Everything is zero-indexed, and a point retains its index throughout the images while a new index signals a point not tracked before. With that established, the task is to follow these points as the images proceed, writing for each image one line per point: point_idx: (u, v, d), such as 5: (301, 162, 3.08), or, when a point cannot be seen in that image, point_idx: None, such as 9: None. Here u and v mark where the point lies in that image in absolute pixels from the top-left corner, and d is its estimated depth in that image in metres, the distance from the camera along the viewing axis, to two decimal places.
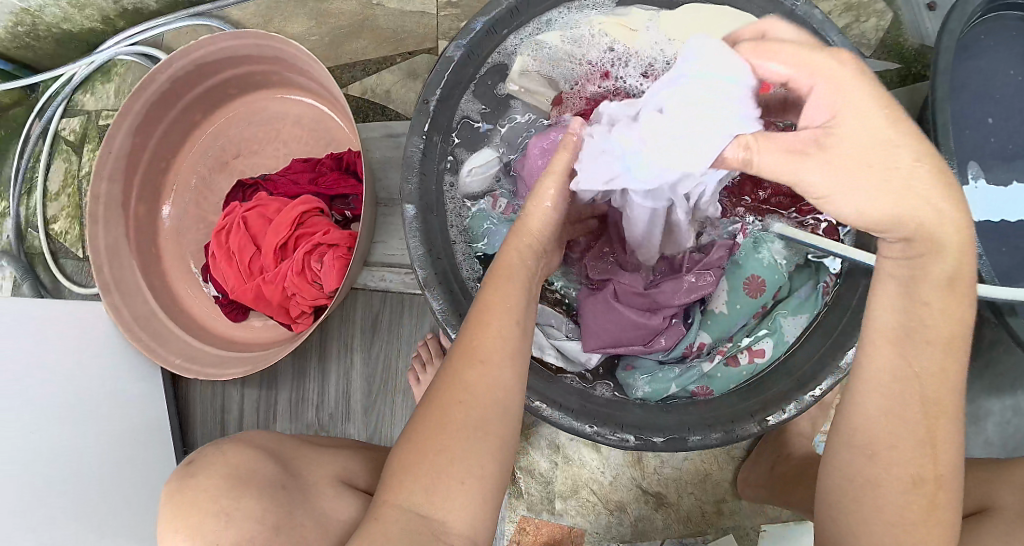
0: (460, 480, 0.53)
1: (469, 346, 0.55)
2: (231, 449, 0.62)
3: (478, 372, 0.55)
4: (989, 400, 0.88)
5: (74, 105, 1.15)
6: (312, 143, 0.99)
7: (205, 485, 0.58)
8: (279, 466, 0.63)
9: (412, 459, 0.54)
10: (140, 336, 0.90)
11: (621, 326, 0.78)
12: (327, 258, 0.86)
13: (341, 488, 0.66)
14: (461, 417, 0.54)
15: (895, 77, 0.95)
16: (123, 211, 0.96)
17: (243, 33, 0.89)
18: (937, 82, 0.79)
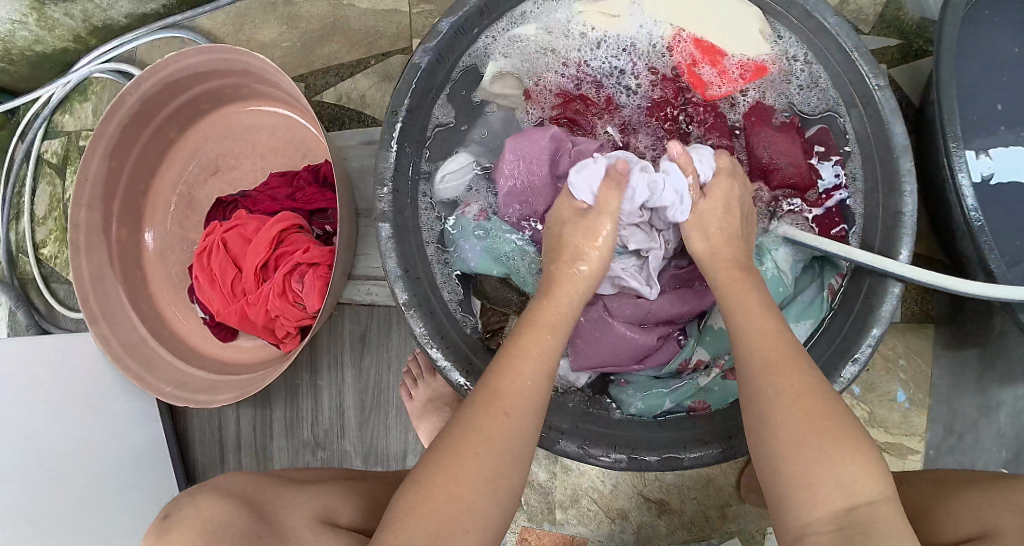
0: (464, 526, 0.52)
1: (492, 391, 0.56)
2: (207, 500, 0.61)
3: (500, 422, 0.55)
4: (1001, 390, 0.85)
5: (53, 127, 1.13)
6: (289, 155, 0.96)
7: (179, 540, 0.58)
8: (253, 513, 0.63)
9: (421, 501, 0.52)
10: (129, 366, 0.89)
11: (610, 348, 0.74)
12: (308, 278, 0.84)
13: (320, 528, 0.66)
14: (477, 465, 0.53)
15: (896, 54, 0.89)
16: (105, 237, 0.94)
17: (210, 48, 0.86)
18: (940, 64, 0.73)
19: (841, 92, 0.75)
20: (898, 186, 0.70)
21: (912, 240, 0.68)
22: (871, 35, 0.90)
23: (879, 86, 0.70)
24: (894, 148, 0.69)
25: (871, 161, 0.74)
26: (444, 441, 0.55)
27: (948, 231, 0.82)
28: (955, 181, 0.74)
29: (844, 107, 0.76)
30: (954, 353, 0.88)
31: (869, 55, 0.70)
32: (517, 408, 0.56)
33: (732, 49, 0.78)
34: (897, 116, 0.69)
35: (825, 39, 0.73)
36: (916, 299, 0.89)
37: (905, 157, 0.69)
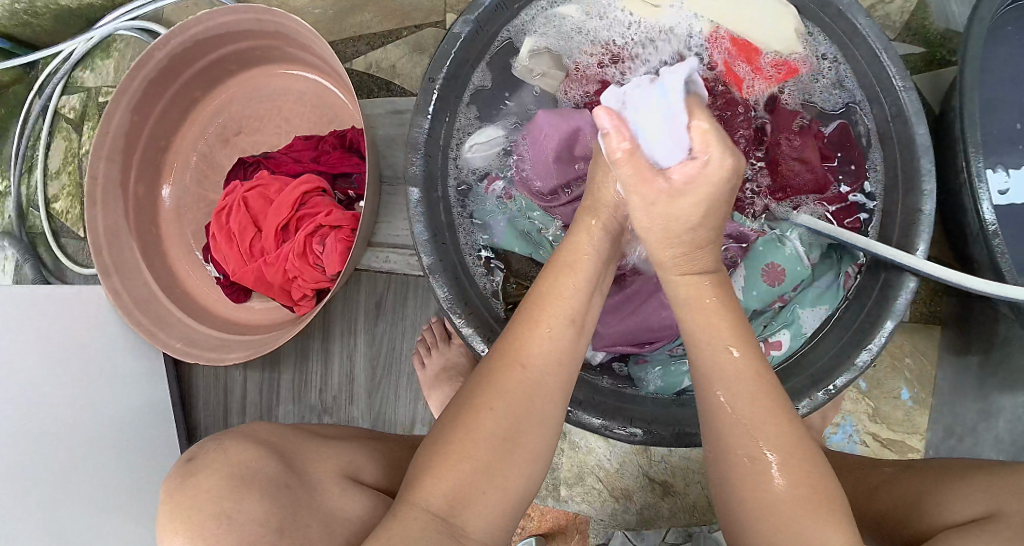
0: (482, 488, 0.53)
1: (516, 350, 0.57)
2: (232, 445, 0.57)
3: (517, 378, 0.56)
4: (1000, 396, 0.87)
5: (73, 82, 1.13)
6: (314, 120, 0.96)
7: (206, 485, 0.53)
8: (281, 463, 0.58)
9: (443, 458, 0.54)
10: (140, 320, 0.89)
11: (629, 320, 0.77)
12: (330, 241, 0.85)
13: (347, 485, 0.63)
14: (492, 425, 0.54)
15: (920, 62, 0.91)
16: (122, 191, 0.94)
17: (244, 7, 0.86)
18: (965, 73, 0.76)
19: (863, 86, 0.77)
20: (918, 185, 0.72)
21: (929, 234, 0.71)
22: (897, 41, 0.92)
23: (903, 87, 0.72)
24: (917, 148, 0.72)
25: (888, 162, 0.76)
26: (468, 404, 0.56)
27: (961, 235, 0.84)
28: (973, 185, 0.76)
29: (864, 102, 0.77)
30: (959, 356, 0.89)
31: (896, 55, 0.72)
32: (541, 370, 0.56)
33: (766, 46, 0.80)
34: (921, 117, 0.72)
35: (856, 41, 0.74)
36: (925, 300, 0.91)
37: (926, 156, 0.71)
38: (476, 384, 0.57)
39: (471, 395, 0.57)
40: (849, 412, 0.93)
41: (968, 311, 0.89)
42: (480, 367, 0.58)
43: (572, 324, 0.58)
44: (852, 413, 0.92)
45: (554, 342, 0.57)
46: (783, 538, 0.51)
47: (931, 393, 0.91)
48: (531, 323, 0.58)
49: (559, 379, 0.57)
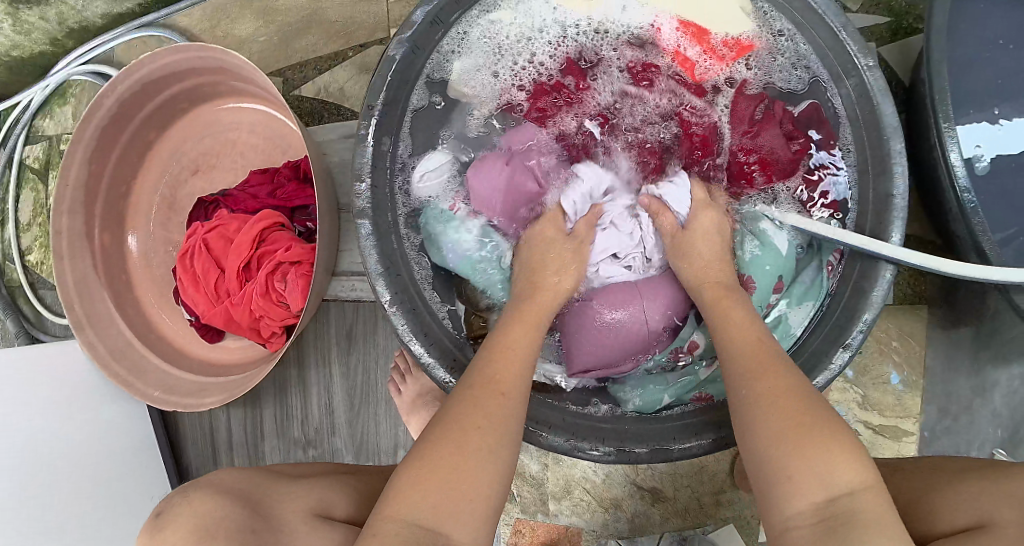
0: (468, 498, 0.53)
1: (488, 376, 0.60)
2: (200, 497, 0.62)
3: (496, 400, 0.58)
4: (995, 371, 0.84)
5: (33, 132, 1.12)
6: (269, 150, 0.95)
7: (173, 539, 0.58)
8: (250, 510, 0.63)
9: (415, 479, 0.53)
10: (116, 372, 0.89)
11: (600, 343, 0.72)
12: (291, 277, 0.84)
13: (320, 523, 0.66)
14: (478, 440, 0.55)
15: (885, 32, 0.87)
16: (88, 242, 0.94)
17: (184, 46, 0.84)
18: (933, 42, 0.73)
19: (826, 66, 0.73)
20: (888, 168, 0.68)
21: (903, 224, 0.67)
22: (860, 11, 0.87)
23: (867, 65, 0.68)
24: (885, 128, 0.68)
25: (859, 142, 0.72)
26: (440, 425, 0.57)
27: (939, 211, 0.81)
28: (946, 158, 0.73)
29: (829, 78, 0.74)
30: (948, 334, 0.87)
31: (857, 30, 0.68)
32: (515, 390, 0.59)
33: (715, 27, 0.77)
34: (886, 94, 0.68)
35: (812, 16, 0.71)
36: (909, 279, 0.88)
37: (897, 137, 0.67)
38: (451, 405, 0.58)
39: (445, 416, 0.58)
40: (838, 401, 0.89)
41: (954, 286, 0.86)
42: (454, 395, 0.59)
43: (533, 364, 0.63)
44: (840, 402, 0.89)
45: (521, 365, 0.61)
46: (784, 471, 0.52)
47: (922, 374, 0.87)
48: (500, 352, 0.62)
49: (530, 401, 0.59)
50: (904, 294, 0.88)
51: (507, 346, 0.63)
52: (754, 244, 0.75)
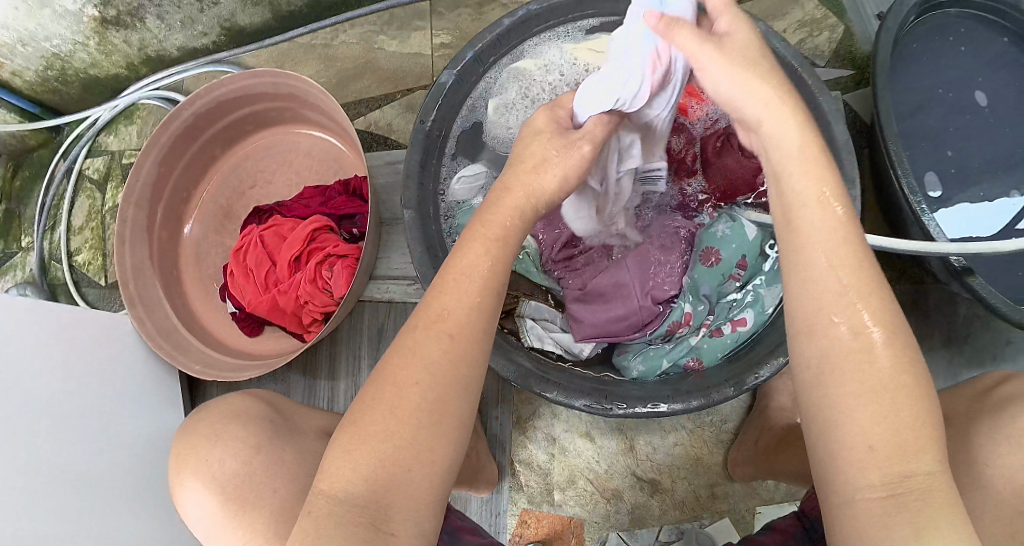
0: (408, 467, 0.51)
1: (433, 314, 0.55)
2: (231, 397, 0.73)
3: (441, 347, 0.54)
4: (971, 373, 0.96)
5: (97, 146, 1.24)
6: (321, 171, 1.08)
7: (207, 421, 0.70)
8: (273, 411, 0.73)
9: (356, 438, 0.52)
10: (162, 346, 0.97)
11: (604, 309, 0.84)
12: (336, 267, 0.95)
13: (329, 438, 0.74)
14: (418, 397, 0.52)
15: (850, 82, 1.06)
16: (147, 234, 1.04)
17: (261, 73, 0.99)
18: (878, 94, 0.90)
19: (798, 111, 0.89)
20: (844, 175, 0.83)
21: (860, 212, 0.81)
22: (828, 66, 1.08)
23: (822, 93, 0.84)
24: (839, 148, 0.83)
25: (819, 158, 0.87)
26: (383, 377, 0.54)
27: (901, 227, 0.96)
28: (897, 175, 0.89)
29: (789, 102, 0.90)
30: (920, 346, 0.99)
31: (814, 74, 0.85)
32: (462, 331, 0.55)
33: None
34: (838, 118, 0.84)
35: (779, 60, 0.88)
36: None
37: (848, 155, 0.83)
38: (394, 352, 0.55)
39: (387, 366, 0.54)
40: None
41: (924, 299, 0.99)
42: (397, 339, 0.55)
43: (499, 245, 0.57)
44: None
45: (469, 302, 0.55)
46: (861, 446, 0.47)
47: None
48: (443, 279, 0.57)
49: (474, 352, 0.55)
50: None
51: (452, 273, 0.56)
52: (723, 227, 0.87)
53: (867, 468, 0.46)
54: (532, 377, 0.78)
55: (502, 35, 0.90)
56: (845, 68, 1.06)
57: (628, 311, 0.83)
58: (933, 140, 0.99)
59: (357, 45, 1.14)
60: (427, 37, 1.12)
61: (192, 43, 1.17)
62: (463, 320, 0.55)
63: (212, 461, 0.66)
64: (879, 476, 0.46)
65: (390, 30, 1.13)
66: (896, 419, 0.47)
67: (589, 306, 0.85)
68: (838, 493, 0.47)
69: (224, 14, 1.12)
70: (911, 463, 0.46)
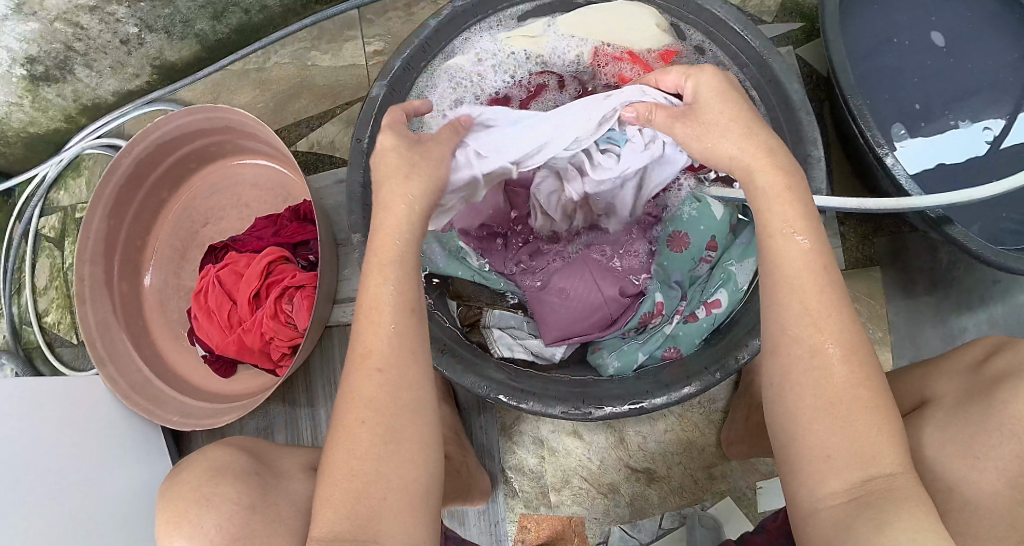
0: (381, 496, 0.52)
1: (362, 350, 0.54)
2: (212, 449, 0.68)
3: (376, 382, 0.53)
4: (961, 318, 0.91)
5: (49, 203, 1.22)
6: (272, 200, 1.06)
7: (188, 478, 0.64)
8: (255, 461, 0.69)
9: (329, 487, 0.53)
10: (138, 402, 0.95)
11: (569, 305, 0.81)
12: (297, 299, 0.93)
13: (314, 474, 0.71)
14: (370, 433, 0.53)
15: (801, 35, 1.02)
16: (108, 289, 1.02)
17: (194, 109, 0.96)
18: (831, 44, 0.85)
19: (745, 73, 0.84)
20: (803, 134, 0.79)
21: (824, 174, 0.77)
22: (775, 22, 1.03)
23: (769, 54, 0.80)
24: (796, 108, 0.79)
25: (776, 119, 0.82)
26: (337, 420, 0.54)
27: (871, 180, 0.92)
28: (860, 129, 0.84)
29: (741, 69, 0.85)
30: (907, 295, 0.96)
31: (756, 32, 0.81)
32: (392, 361, 0.54)
33: (639, 46, 0.88)
34: (790, 76, 0.80)
35: (720, 26, 0.83)
36: (856, 244, 0.98)
37: (804, 111, 0.79)
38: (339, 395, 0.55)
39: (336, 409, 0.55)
40: None
41: (904, 247, 0.96)
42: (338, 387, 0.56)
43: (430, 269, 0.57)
44: None
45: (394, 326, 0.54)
46: (823, 451, 0.51)
47: (887, 330, 0.97)
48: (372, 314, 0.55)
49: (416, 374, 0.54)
50: (857, 259, 0.98)
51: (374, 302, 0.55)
52: (688, 207, 0.83)
53: (828, 475, 0.50)
54: (503, 390, 0.75)
55: (429, 38, 0.86)
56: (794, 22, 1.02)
57: (595, 310, 0.81)
58: (894, 84, 0.94)
59: (290, 64, 1.11)
60: (360, 47, 1.10)
61: (126, 86, 1.14)
62: (386, 350, 0.54)
63: (207, 530, 0.60)
64: (843, 480, 0.50)
65: (322, 45, 1.10)
66: (860, 438, 0.50)
67: (553, 309, 0.82)
68: (804, 501, 0.52)
69: (152, 52, 1.08)
70: (870, 465, 0.50)
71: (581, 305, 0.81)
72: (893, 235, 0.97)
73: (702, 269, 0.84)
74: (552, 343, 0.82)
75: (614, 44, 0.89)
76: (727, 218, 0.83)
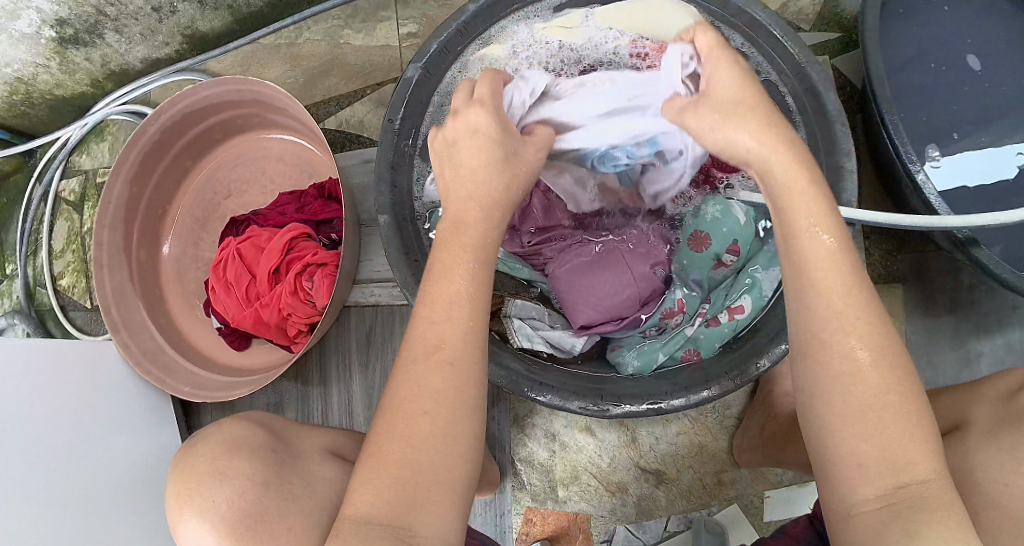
0: (428, 487, 0.52)
1: (432, 342, 0.55)
2: (232, 421, 0.68)
3: (444, 374, 0.54)
4: (977, 340, 0.92)
5: (70, 166, 1.22)
6: (295, 176, 1.05)
7: (206, 451, 0.64)
8: (269, 434, 0.68)
9: (375, 466, 0.53)
10: (149, 370, 0.94)
11: (592, 296, 0.81)
12: (317, 277, 0.92)
13: (330, 458, 0.70)
14: (429, 425, 0.53)
15: (835, 46, 1.01)
16: (126, 255, 1.01)
17: (226, 79, 0.95)
18: (866, 46, 0.84)
19: (785, 83, 0.82)
20: (838, 146, 0.77)
21: (856, 187, 0.75)
22: (812, 31, 1.02)
23: (807, 63, 0.78)
24: (831, 115, 0.78)
25: (812, 133, 0.81)
26: (391, 396, 0.55)
27: (902, 195, 0.90)
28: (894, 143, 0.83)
29: (780, 76, 0.82)
30: (927, 315, 0.95)
31: (798, 39, 0.78)
32: (462, 361, 0.55)
33: None
34: (829, 88, 0.78)
35: (760, 31, 0.80)
36: (880, 259, 0.96)
37: (841, 122, 0.77)
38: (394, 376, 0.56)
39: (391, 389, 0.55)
40: None
41: (927, 267, 0.95)
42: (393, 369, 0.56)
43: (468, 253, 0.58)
44: None
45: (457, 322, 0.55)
46: (864, 454, 0.50)
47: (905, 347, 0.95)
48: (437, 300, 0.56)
49: (462, 372, 0.54)
50: (881, 275, 0.96)
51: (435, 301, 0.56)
52: (711, 208, 0.82)
53: (866, 481, 0.50)
54: (523, 382, 0.74)
55: (468, 21, 0.85)
56: (830, 32, 1.01)
57: (621, 305, 0.81)
58: (927, 97, 0.93)
59: (322, 41, 1.10)
60: (393, 28, 1.09)
61: (154, 53, 1.13)
62: (459, 348, 0.55)
63: (217, 502, 0.60)
64: (878, 487, 0.49)
65: (355, 23, 1.09)
66: (898, 450, 0.49)
67: (580, 298, 0.82)
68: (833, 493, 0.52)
69: (184, 21, 1.08)
70: (908, 472, 0.49)
71: (607, 299, 0.81)
72: (919, 252, 0.95)
73: (720, 273, 0.84)
74: (575, 332, 0.82)
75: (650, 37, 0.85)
76: (750, 223, 0.82)
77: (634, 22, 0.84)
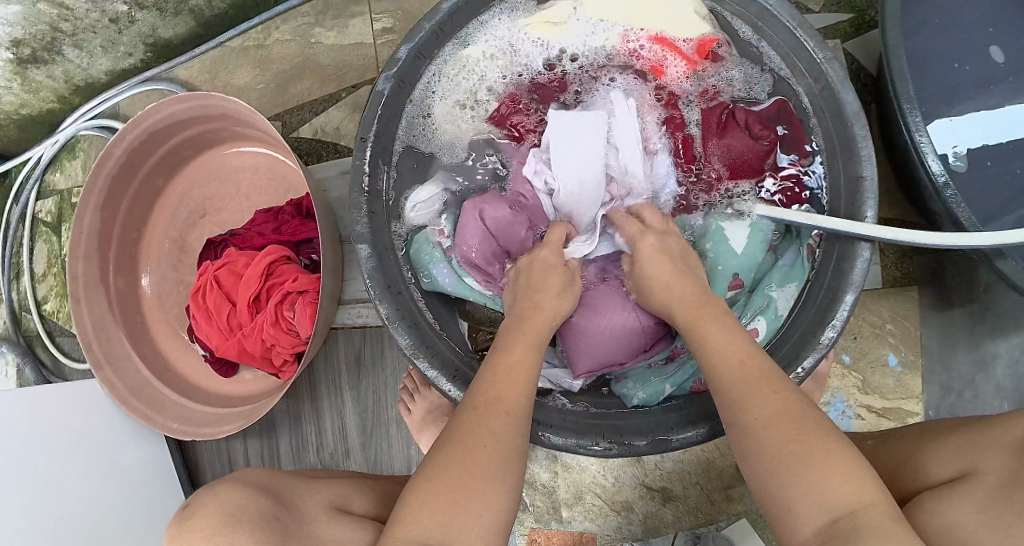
0: (477, 514, 0.53)
1: (492, 393, 0.60)
2: (225, 491, 0.68)
3: (502, 417, 0.58)
4: (993, 342, 0.88)
5: (45, 185, 1.17)
6: (273, 191, 0.99)
7: (201, 524, 0.64)
8: (272, 500, 0.69)
9: (425, 495, 0.54)
10: (136, 407, 0.92)
11: (598, 340, 0.74)
12: (299, 305, 0.88)
13: (336, 515, 0.73)
14: (486, 458, 0.56)
15: (849, 28, 0.92)
16: (104, 286, 0.97)
17: (187, 96, 0.89)
18: (885, 31, 0.77)
19: (801, 81, 0.75)
20: (857, 152, 0.71)
21: (875, 200, 0.70)
22: (822, 11, 0.93)
23: (824, 59, 0.71)
24: (847, 117, 0.71)
25: (827, 133, 0.74)
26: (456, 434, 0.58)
27: (919, 194, 0.83)
28: (914, 140, 0.76)
29: (792, 72, 0.76)
30: (942, 318, 0.90)
31: (811, 29, 0.72)
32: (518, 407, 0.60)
33: (676, 34, 0.79)
34: (846, 83, 0.71)
35: (766, 18, 0.74)
36: (896, 263, 0.91)
37: (858, 124, 0.70)
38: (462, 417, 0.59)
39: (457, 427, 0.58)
40: (838, 388, 0.92)
41: (944, 268, 0.90)
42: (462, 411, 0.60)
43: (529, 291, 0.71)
44: (840, 388, 0.92)
45: (523, 383, 0.61)
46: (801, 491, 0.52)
47: (921, 353, 0.91)
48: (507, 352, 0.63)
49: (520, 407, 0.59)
50: (894, 279, 0.91)
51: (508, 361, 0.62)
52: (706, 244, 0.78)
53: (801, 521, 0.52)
54: None
55: (446, 20, 0.76)
56: (844, 13, 0.92)
57: (621, 352, 0.74)
58: (945, 83, 0.86)
59: (293, 41, 1.03)
60: (367, 25, 1.01)
61: (119, 64, 1.07)
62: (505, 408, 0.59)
63: None
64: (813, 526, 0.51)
65: (327, 21, 1.02)
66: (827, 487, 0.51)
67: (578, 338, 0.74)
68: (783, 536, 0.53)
69: (145, 30, 1.01)
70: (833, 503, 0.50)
71: (609, 343, 0.74)
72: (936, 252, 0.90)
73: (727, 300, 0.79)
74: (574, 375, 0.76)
75: (648, 27, 0.80)
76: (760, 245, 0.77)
77: (631, 13, 0.81)
